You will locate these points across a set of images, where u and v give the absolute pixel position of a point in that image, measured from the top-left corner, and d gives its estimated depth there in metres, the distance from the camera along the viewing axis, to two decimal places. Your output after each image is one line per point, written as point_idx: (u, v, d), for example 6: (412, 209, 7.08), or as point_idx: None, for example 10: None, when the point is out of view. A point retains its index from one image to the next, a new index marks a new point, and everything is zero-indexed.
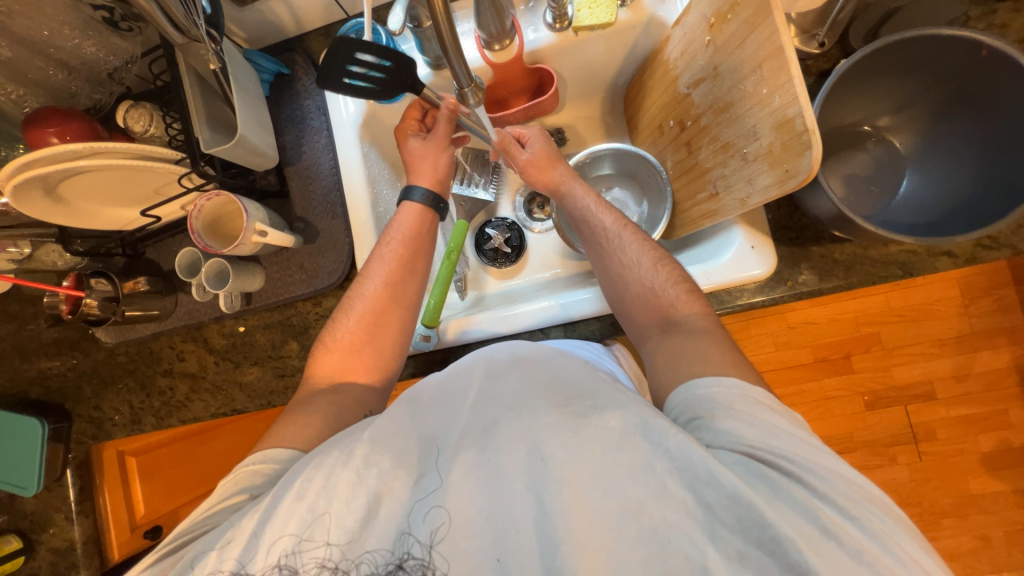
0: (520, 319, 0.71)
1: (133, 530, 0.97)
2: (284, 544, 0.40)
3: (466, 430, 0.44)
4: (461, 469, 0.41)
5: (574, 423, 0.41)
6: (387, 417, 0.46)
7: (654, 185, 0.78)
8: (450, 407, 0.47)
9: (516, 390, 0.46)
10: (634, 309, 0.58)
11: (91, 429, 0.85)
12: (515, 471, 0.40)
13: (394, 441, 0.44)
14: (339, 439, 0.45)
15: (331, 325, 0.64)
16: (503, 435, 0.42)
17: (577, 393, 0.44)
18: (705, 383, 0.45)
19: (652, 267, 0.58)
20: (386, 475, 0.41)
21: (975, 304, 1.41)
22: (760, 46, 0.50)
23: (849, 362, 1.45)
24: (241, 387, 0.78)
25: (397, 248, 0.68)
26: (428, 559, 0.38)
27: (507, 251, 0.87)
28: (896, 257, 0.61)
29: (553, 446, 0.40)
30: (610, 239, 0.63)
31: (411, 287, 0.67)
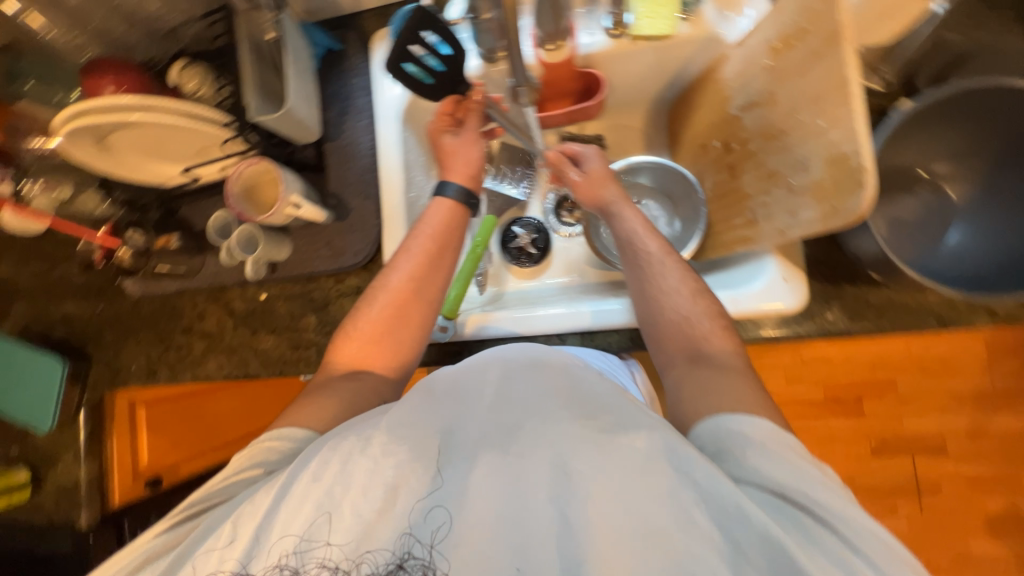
0: (539, 322, 0.70)
1: (135, 478, 0.99)
2: (287, 544, 0.39)
3: (488, 432, 0.44)
4: (483, 470, 0.41)
5: (598, 438, 0.40)
6: (406, 406, 0.46)
7: (689, 203, 0.77)
8: (472, 405, 0.47)
9: (538, 394, 0.45)
10: (664, 336, 0.57)
11: (108, 374, 0.88)
12: (537, 480, 0.40)
13: (411, 432, 0.43)
14: (356, 426, 0.45)
15: (354, 314, 0.64)
16: (526, 439, 0.42)
17: (601, 407, 0.44)
18: (736, 419, 0.44)
19: (689, 298, 0.58)
20: (403, 467, 0.41)
21: (999, 364, 1.37)
22: (823, 77, 0.49)
23: (860, 405, 1.42)
24: (256, 353, 0.79)
25: (424, 244, 0.65)
26: (428, 560, 0.39)
27: (531, 252, 0.87)
28: (934, 308, 0.60)
29: (576, 460, 0.39)
30: (651, 264, 0.61)
31: (436, 282, 0.65)
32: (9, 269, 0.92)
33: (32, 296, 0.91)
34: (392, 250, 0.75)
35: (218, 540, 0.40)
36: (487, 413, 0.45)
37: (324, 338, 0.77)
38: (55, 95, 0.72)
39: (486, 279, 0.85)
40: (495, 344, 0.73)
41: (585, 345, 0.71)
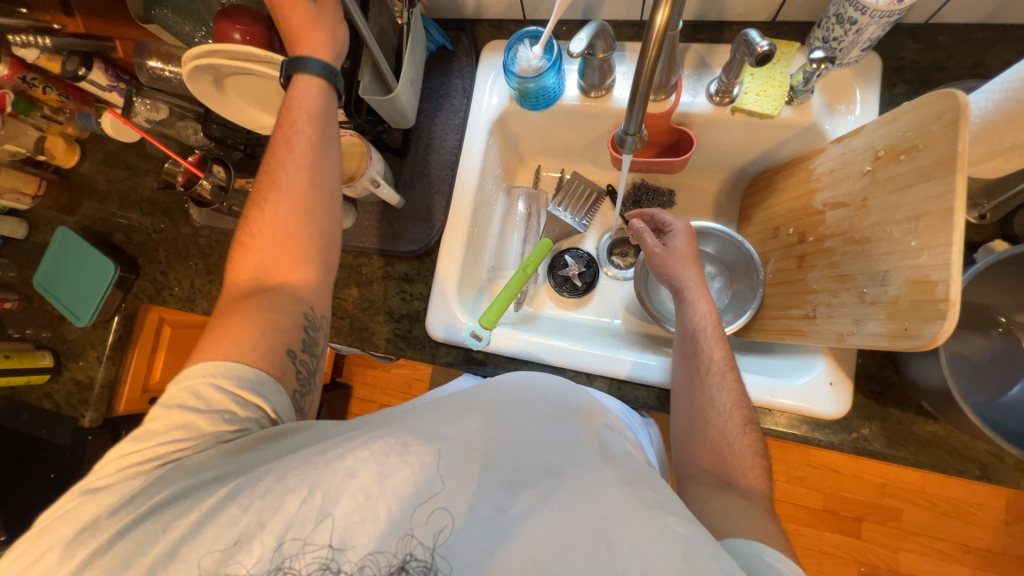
0: (569, 357, 0.71)
1: (142, 392, 1.04)
2: (290, 546, 0.41)
3: (527, 468, 0.46)
4: (521, 506, 0.43)
5: (640, 509, 0.42)
6: (448, 422, 0.49)
7: (747, 280, 0.77)
8: (511, 437, 0.49)
9: (578, 447, 0.49)
10: (698, 449, 0.58)
11: (150, 290, 0.90)
12: (572, 536, 0.40)
13: (449, 446, 0.46)
14: (393, 430, 0.48)
15: (248, 220, 0.60)
16: (568, 487, 0.44)
17: (641, 480, 0.46)
18: (767, 549, 0.45)
19: (737, 425, 0.57)
20: (437, 483, 0.44)
21: (1015, 525, 1.30)
22: (925, 200, 0.49)
23: (858, 525, 1.36)
24: None
25: (303, 127, 0.59)
26: (429, 562, 0.41)
27: (576, 284, 0.87)
28: (980, 456, 0.58)
29: (616, 526, 0.41)
30: (709, 373, 0.60)
31: (329, 171, 0.61)
32: (90, 168, 0.97)
33: (104, 200, 0.96)
34: (450, 248, 0.76)
35: (243, 511, 0.43)
36: (524, 449, 0.48)
37: (360, 313, 0.78)
38: (186, 28, 0.77)
39: (523, 298, 0.87)
40: (521, 365, 0.74)
41: (611, 393, 0.71)
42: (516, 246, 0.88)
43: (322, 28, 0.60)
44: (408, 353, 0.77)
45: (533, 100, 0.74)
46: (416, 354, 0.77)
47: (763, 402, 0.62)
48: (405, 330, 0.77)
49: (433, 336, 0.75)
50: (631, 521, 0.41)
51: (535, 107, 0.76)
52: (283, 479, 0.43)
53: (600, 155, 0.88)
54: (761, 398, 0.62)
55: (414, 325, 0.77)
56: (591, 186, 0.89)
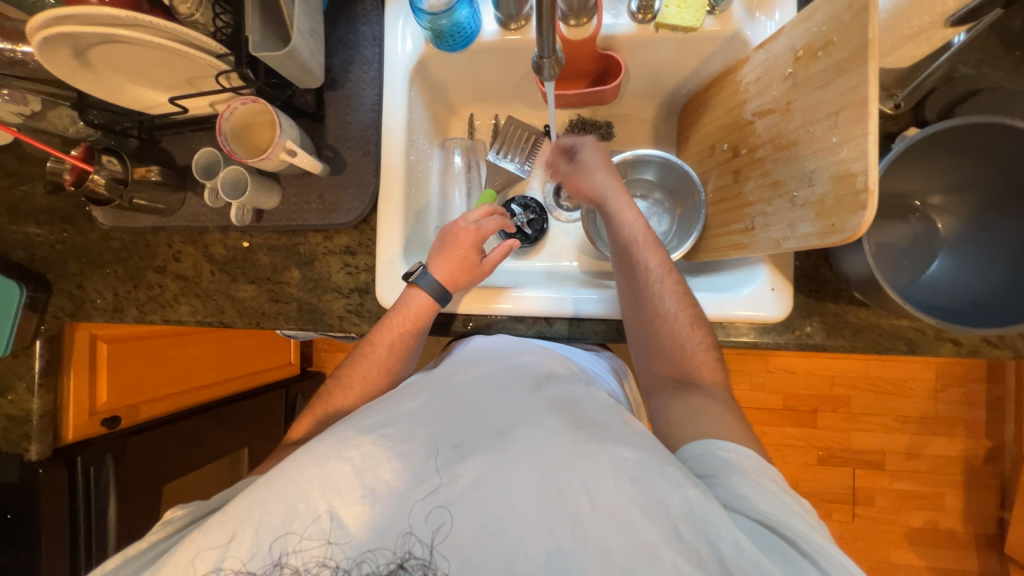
0: (527, 306, 0.71)
1: (91, 415, 0.95)
2: (291, 542, 0.44)
3: (477, 435, 0.49)
4: (472, 473, 0.46)
5: (587, 447, 0.46)
6: (395, 412, 0.52)
7: (691, 204, 0.77)
8: (469, 406, 0.53)
9: (527, 405, 0.52)
10: (655, 359, 0.62)
11: (70, 306, 0.83)
12: (527, 492, 0.44)
13: (395, 430, 0.50)
14: (334, 429, 0.51)
15: (322, 398, 0.65)
16: (517, 445, 0.47)
17: (588, 421, 0.50)
18: (724, 445, 0.49)
19: (687, 327, 0.61)
20: (385, 466, 0.47)
21: (944, 391, 1.49)
22: (843, 93, 0.49)
23: (814, 417, 1.54)
24: (233, 302, 0.77)
25: (393, 337, 0.66)
26: (427, 560, 0.43)
27: (526, 233, 0.85)
28: (906, 333, 0.63)
29: (564, 471, 0.44)
30: (649, 281, 0.63)
31: (403, 373, 0.68)
32: None
33: None
34: (388, 212, 0.72)
35: (229, 531, 0.45)
36: (476, 419, 0.51)
37: (307, 295, 0.75)
38: None
39: None
40: (481, 320, 0.73)
41: (572, 333, 0.72)
42: (459, 201, 0.85)
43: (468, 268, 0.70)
44: (364, 328, 0.74)
45: (449, 40, 0.69)
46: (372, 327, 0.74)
47: (715, 317, 0.64)
48: (357, 304, 0.74)
49: (387, 305, 0.72)
50: (575, 459, 0.45)
51: (453, 48, 0.71)
52: (247, 499, 0.46)
53: (532, 94, 0.85)
54: (715, 315, 0.65)
55: (365, 298, 0.74)
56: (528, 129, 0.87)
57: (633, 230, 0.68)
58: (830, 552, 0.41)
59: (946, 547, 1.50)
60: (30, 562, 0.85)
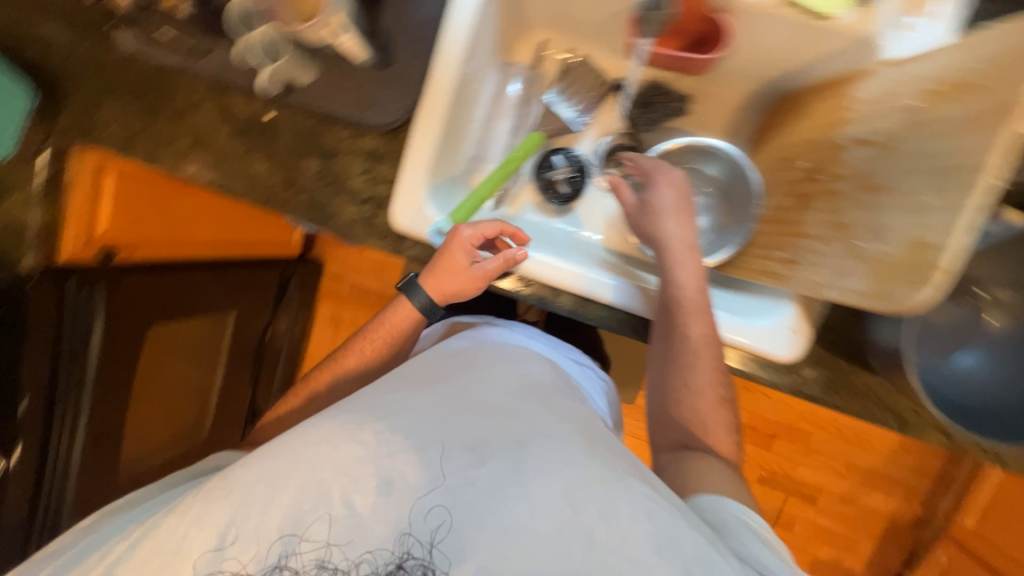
0: (538, 268, 0.68)
1: (87, 241, 0.95)
2: (290, 545, 0.46)
3: (494, 440, 0.51)
4: (491, 477, 0.47)
5: (606, 476, 0.48)
6: (405, 399, 0.55)
7: (740, 210, 0.72)
8: (482, 409, 0.54)
9: (543, 422, 0.54)
10: (664, 427, 0.64)
11: (77, 127, 0.78)
12: (544, 509, 0.45)
13: (411, 418, 0.52)
14: (350, 410, 0.54)
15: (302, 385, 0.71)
16: (534, 461, 0.48)
17: (603, 448, 0.53)
18: (739, 508, 0.51)
19: (711, 406, 0.61)
20: (402, 450, 0.49)
21: (902, 456, 1.53)
22: (958, 152, 0.43)
23: (771, 441, 1.59)
24: (245, 175, 0.73)
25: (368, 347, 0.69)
26: (427, 560, 0.45)
27: (562, 190, 0.79)
28: (901, 411, 0.61)
29: (582, 492, 0.46)
30: (685, 351, 0.61)
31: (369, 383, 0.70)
32: None
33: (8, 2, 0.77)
34: (423, 127, 0.66)
35: (224, 513, 0.48)
36: (491, 425, 0.52)
37: (320, 190, 0.71)
38: None
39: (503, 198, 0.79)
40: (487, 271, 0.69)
41: (576, 311, 0.70)
42: (503, 134, 0.79)
43: (455, 269, 0.66)
44: (368, 243, 0.70)
45: None
46: (378, 244, 0.70)
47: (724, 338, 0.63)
48: (368, 217, 0.70)
49: (398, 227, 0.68)
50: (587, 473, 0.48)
51: None
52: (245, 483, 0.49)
53: (615, 39, 0.75)
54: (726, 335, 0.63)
55: (378, 212, 0.70)
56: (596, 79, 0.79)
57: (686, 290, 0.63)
58: None
59: None
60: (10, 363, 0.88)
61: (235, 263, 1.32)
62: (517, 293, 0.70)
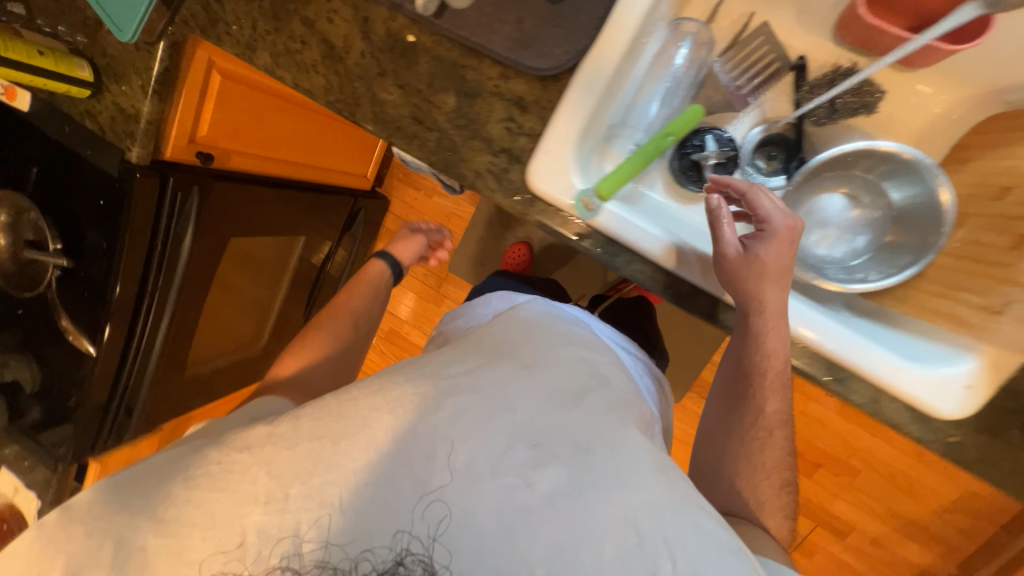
0: (686, 265, 0.60)
1: (189, 142, 0.92)
2: (285, 547, 0.43)
3: (561, 441, 0.48)
4: (552, 483, 0.46)
5: (676, 500, 0.47)
6: (473, 378, 0.52)
7: (914, 237, 0.63)
8: (543, 402, 0.51)
9: (611, 425, 0.52)
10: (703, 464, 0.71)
11: (202, 17, 0.73)
12: (607, 530, 0.44)
13: (475, 399, 0.50)
14: (412, 380, 0.53)
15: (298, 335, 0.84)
16: (600, 472, 0.47)
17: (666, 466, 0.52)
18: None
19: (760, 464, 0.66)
20: (466, 436, 0.48)
21: (952, 513, 1.45)
22: None
23: (815, 470, 1.53)
24: (372, 100, 0.67)
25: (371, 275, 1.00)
26: (428, 558, 0.43)
27: (704, 175, 0.71)
28: None
29: (646, 517, 0.45)
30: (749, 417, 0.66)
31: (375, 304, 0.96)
32: None
33: None
34: (587, 79, 0.58)
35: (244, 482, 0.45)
36: (560, 425, 0.50)
37: (453, 131, 0.65)
38: None
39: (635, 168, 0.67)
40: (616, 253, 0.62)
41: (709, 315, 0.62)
42: (654, 100, 0.68)
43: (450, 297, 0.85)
44: (495, 198, 0.65)
45: None
46: (505, 201, 0.64)
47: (843, 358, 0.55)
48: (500, 170, 0.64)
49: (534, 186, 0.62)
50: (654, 494, 0.47)
51: None
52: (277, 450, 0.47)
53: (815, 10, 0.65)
54: (854, 360, 0.55)
55: (512, 166, 0.63)
56: (772, 53, 0.69)
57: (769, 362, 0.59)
58: None
59: None
60: (105, 250, 0.88)
61: (308, 186, 1.30)
62: (650, 287, 0.62)
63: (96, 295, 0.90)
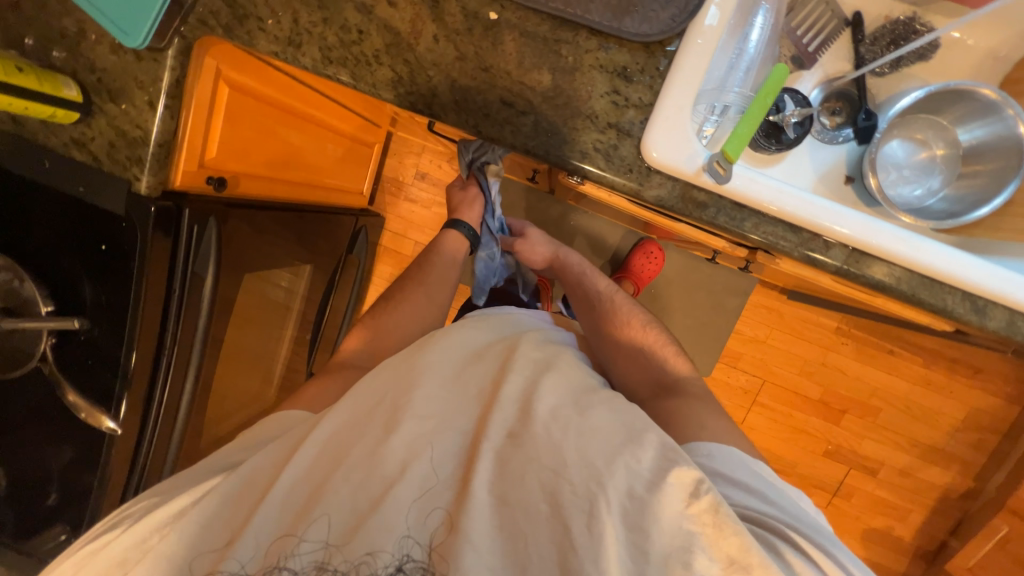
0: (820, 215, 0.58)
1: (199, 166, 0.80)
2: (286, 544, 0.50)
3: (488, 429, 0.54)
4: (484, 473, 0.51)
5: (602, 456, 0.51)
6: (408, 391, 0.58)
7: (995, 167, 0.66)
8: (465, 404, 0.58)
9: (537, 401, 0.56)
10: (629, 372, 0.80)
11: (226, 14, 0.63)
12: (537, 497, 0.50)
13: (409, 409, 0.56)
14: (349, 406, 0.59)
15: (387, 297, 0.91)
16: (527, 449, 0.52)
17: (605, 430, 0.54)
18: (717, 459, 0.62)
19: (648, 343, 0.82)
20: (405, 446, 0.53)
21: (962, 431, 1.58)
22: None
23: (841, 416, 1.62)
24: (451, 87, 0.61)
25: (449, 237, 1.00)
26: (427, 563, 0.48)
27: (783, 134, 0.70)
28: None
29: (572, 475, 0.50)
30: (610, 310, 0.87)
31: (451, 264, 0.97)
32: None
33: None
34: (688, 49, 0.58)
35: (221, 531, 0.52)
36: (486, 413, 0.56)
37: (549, 111, 0.60)
38: None
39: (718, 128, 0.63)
40: (744, 218, 0.60)
41: (845, 267, 0.60)
42: (736, 59, 0.64)
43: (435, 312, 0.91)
44: (606, 176, 0.60)
45: None
46: (617, 179, 0.60)
47: (914, 262, 0.58)
48: (609, 147, 0.60)
49: (650, 160, 0.59)
50: (585, 440, 0.53)
51: None
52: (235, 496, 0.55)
53: None
54: (945, 272, 0.58)
55: (622, 141, 0.60)
56: (832, 11, 0.71)
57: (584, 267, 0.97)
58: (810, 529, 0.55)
59: (889, 549, 1.68)
60: (110, 305, 0.73)
61: (312, 208, 1.17)
62: (781, 245, 0.60)
63: (105, 361, 0.74)
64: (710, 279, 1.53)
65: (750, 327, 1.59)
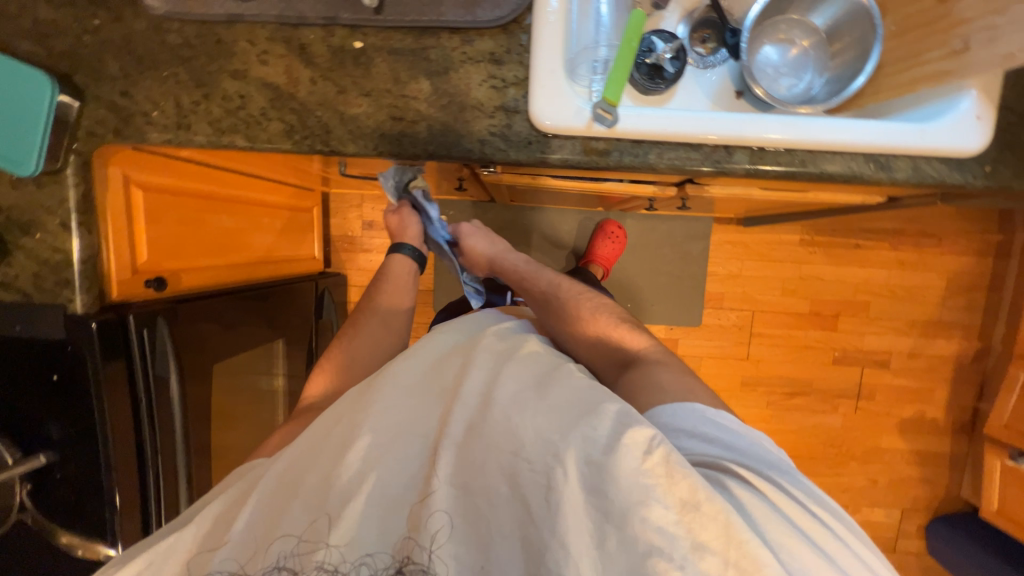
0: (715, 127, 0.61)
1: (134, 273, 0.81)
2: (286, 544, 0.49)
3: (450, 426, 0.54)
4: (449, 465, 0.51)
5: (563, 426, 0.51)
6: (370, 403, 0.58)
7: (856, 39, 0.71)
8: (427, 405, 0.58)
9: (500, 386, 0.57)
10: (594, 354, 0.81)
11: (112, 121, 0.64)
12: (503, 476, 0.49)
13: (371, 419, 0.55)
14: (318, 429, 0.59)
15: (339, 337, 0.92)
16: (488, 431, 0.52)
17: (566, 405, 0.54)
18: (689, 412, 0.61)
19: (599, 318, 0.83)
20: (371, 455, 0.53)
21: (950, 298, 1.62)
22: None
23: (835, 320, 1.64)
24: (342, 120, 0.63)
25: (397, 262, 0.99)
26: (427, 565, 0.47)
27: (666, 71, 0.72)
28: None
29: (530, 449, 0.49)
30: (556, 295, 0.88)
31: (403, 289, 0.98)
32: None
33: None
34: (542, 18, 0.61)
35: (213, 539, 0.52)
36: (448, 408, 0.56)
37: (438, 113, 0.62)
38: None
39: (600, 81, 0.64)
40: (650, 149, 0.63)
41: (754, 164, 0.63)
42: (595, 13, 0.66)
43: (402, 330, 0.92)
44: (509, 155, 0.63)
45: None
46: (520, 156, 0.63)
47: (806, 140, 0.61)
48: (503, 127, 0.63)
49: (543, 126, 0.62)
50: (544, 416, 0.52)
51: None
52: (214, 523, 0.54)
53: None
54: (835, 140, 0.61)
55: (512, 119, 0.62)
56: None
57: (520, 261, 0.98)
58: (776, 474, 0.55)
59: (928, 435, 1.67)
60: (76, 432, 0.71)
61: (266, 284, 1.18)
62: (690, 164, 0.63)
63: (87, 490, 0.72)
64: (669, 232, 1.57)
65: (722, 266, 1.62)
